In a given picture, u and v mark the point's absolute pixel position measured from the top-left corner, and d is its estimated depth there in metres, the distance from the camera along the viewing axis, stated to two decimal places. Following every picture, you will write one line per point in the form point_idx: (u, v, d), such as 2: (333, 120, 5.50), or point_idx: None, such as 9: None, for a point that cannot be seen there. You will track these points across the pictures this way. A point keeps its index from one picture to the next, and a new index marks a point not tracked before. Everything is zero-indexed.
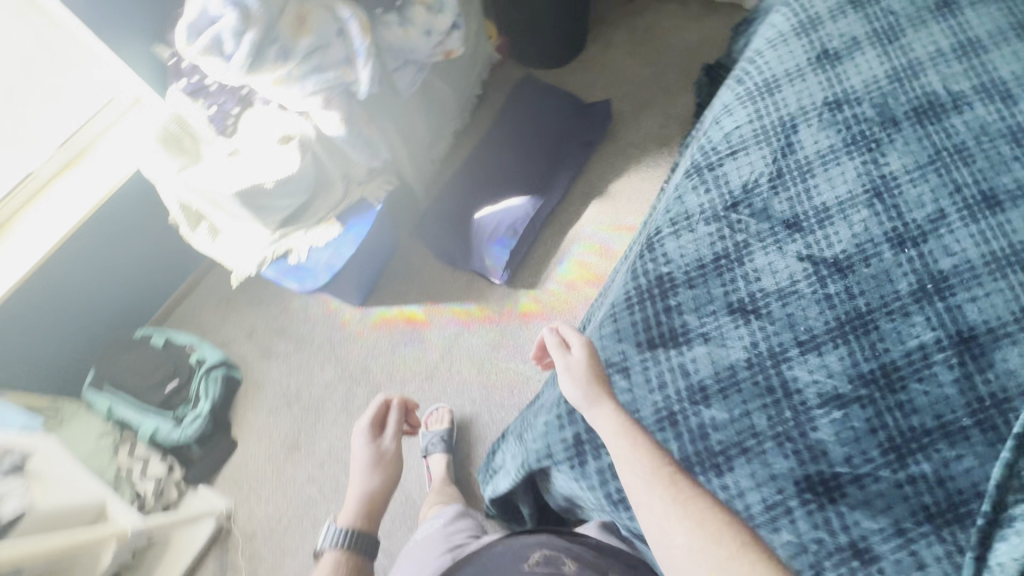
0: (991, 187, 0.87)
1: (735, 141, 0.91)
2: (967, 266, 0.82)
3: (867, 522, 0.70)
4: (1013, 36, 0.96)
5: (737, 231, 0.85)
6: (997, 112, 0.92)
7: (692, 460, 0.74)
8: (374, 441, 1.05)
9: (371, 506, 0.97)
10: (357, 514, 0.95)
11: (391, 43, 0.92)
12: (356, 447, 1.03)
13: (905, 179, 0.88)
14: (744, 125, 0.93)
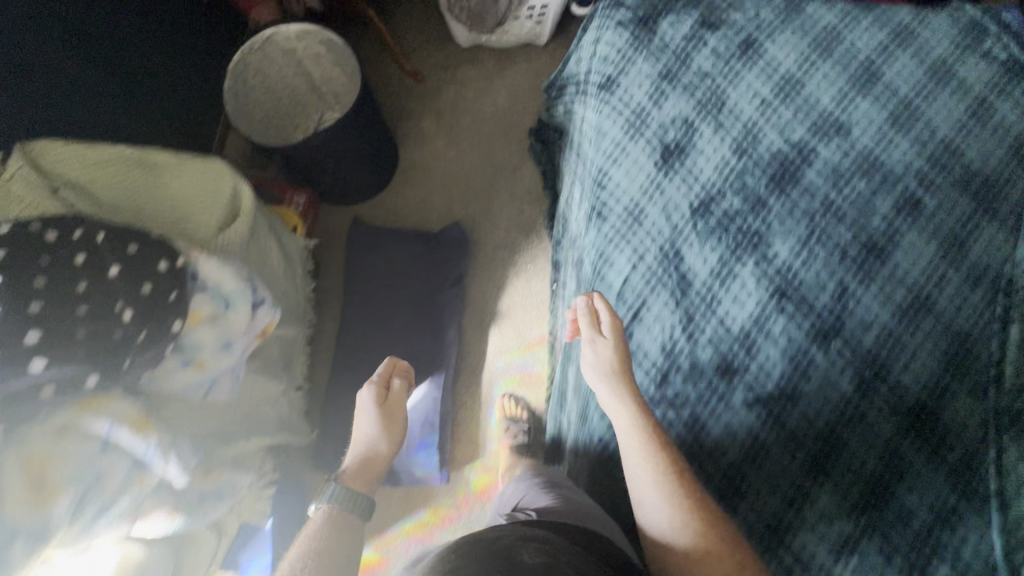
0: (869, 235, 0.86)
1: (631, 298, 0.84)
2: (886, 333, 0.81)
3: None
4: (815, 61, 0.95)
5: (680, 405, 0.78)
6: (838, 149, 0.91)
7: None
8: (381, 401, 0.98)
9: (369, 469, 0.91)
10: (357, 478, 0.89)
11: (176, 385, 0.71)
12: (364, 408, 0.95)
13: (799, 263, 0.83)
14: (631, 273, 0.85)
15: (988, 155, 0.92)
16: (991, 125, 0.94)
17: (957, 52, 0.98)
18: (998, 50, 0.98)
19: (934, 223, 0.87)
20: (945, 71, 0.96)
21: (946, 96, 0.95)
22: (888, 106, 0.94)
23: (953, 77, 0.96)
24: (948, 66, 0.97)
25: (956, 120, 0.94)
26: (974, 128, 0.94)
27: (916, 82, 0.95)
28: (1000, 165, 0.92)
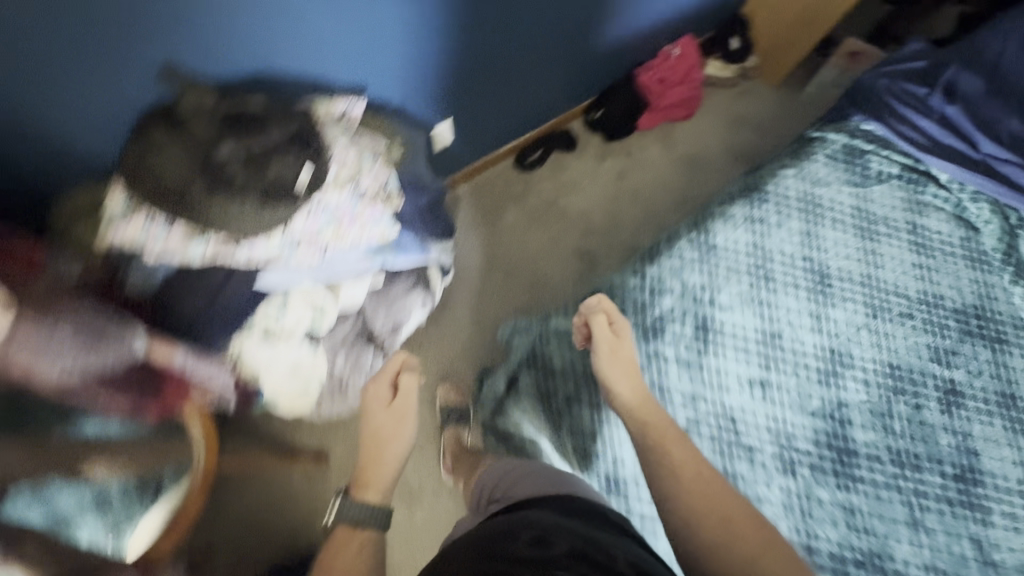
0: (951, 462, 0.77)
1: None
2: None
3: None
4: (770, 300, 0.84)
5: None
6: (858, 383, 0.80)
7: None
8: (387, 402, 0.84)
9: (377, 471, 0.78)
10: (371, 487, 0.77)
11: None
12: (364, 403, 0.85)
13: (928, 553, 0.73)
14: None
15: (960, 283, 0.88)
16: (941, 249, 0.89)
17: (860, 192, 0.92)
18: (888, 165, 0.93)
19: (983, 397, 0.81)
20: (867, 219, 0.90)
21: (887, 246, 0.89)
22: (857, 298, 0.85)
23: (875, 221, 0.90)
24: (865, 213, 0.90)
25: (913, 266, 0.88)
26: (930, 263, 0.88)
27: (857, 252, 0.88)
28: (976, 285, 0.88)
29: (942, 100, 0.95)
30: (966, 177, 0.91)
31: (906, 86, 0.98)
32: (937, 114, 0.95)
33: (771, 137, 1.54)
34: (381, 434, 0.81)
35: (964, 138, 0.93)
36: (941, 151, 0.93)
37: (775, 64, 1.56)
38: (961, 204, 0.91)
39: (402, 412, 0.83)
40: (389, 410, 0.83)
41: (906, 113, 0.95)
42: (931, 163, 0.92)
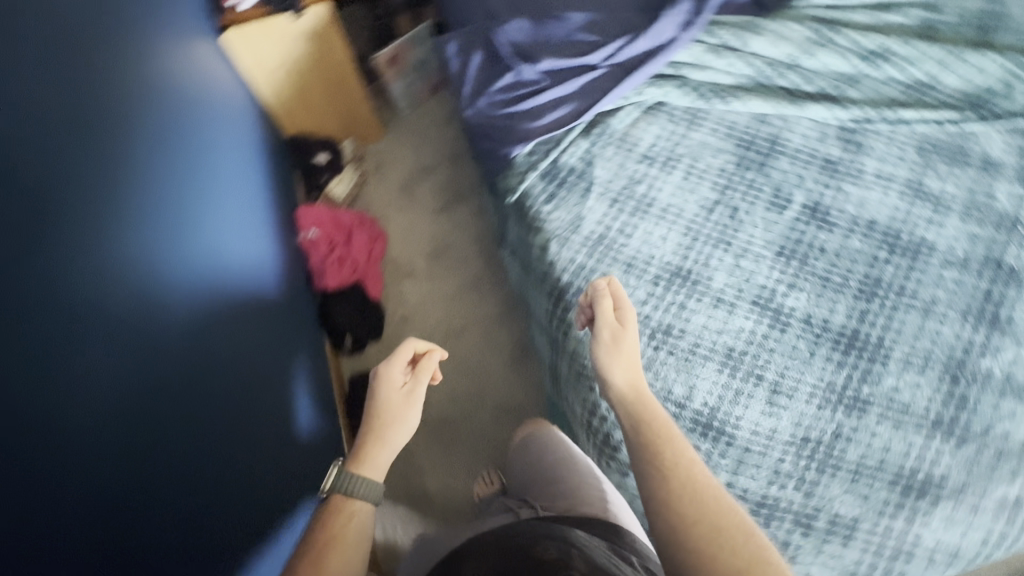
0: (875, 249, 0.82)
1: None
2: (970, 215, 0.84)
3: None
4: (691, 340, 0.79)
5: None
6: (792, 292, 0.80)
7: None
8: (400, 381, 0.71)
9: (377, 450, 0.67)
10: (377, 460, 0.66)
11: None
12: (383, 380, 0.71)
13: (949, 311, 0.79)
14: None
15: (714, 145, 0.89)
16: (676, 143, 0.89)
17: (597, 189, 0.87)
18: (578, 147, 0.88)
19: (825, 186, 0.86)
20: (629, 197, 0.86)
21: (661, 194, 0.86)
22: (709, 250, 0.83)
23: (633, 190, 0.86)
24: (622, 195, 0.86)
25: (687, 179, 0.87)
26: (687, 161, 0.88)
27: (660, 225, 0.85)
28: (718, 131, 0.89)
29: (531, 67, 0.90)
30: (618, 89, 0.88)
31: (500, 88, 0.91)
32: (541, 78, 0.90)
33: (438, 163, 1.43)
34: (385, 407, 0.69)
35: (577, 69, 0.90)
36: (582, 95, 0.89)
37: (364, 125, 1.41)
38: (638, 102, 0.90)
39: (412, 395, 0.70)
40: (388, 396, 0.69)
41: (531, 105, 0.89)
42: (592, 110, 0.88)
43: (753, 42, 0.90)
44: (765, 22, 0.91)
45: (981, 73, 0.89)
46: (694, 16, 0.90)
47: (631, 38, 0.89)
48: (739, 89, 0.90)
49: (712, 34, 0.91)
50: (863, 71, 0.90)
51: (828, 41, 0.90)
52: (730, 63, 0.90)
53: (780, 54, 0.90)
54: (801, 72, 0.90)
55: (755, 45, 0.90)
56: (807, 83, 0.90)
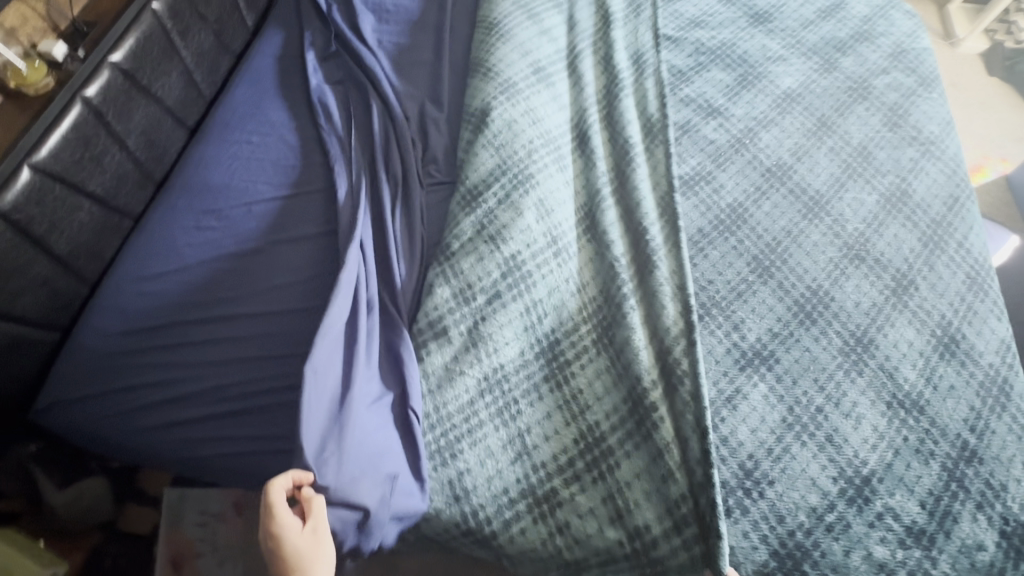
0: (724, 241, 0.88)
1: (952, 219, 0.89)
2: (722, 161, 0.96)
3: (738, 15, 1.15)
4: (763, 453, 0.71)
5: (897, 137, 0.97)
6: (743, 330, 0.80)
7: (832, 10, 1.15)
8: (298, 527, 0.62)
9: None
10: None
11: None
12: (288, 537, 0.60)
13: (800, 224, 0.89)
14: (954, 238, 0.88)
15: (565, 304, 0.83)
16: (546, 337, 0.80)
17: (557, 453, 0.73)
18: (501, 447, 0.73)
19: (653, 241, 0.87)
20: (583, 425, 0.75)
21: (592, 386, 0.77)
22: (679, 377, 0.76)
23: (573, 412, 0.76)
24: (579, 430, 0.75)
25: (590, 356, 0.80)
26: (567, 340, 0.80)
27: (631, 410, 0.75)
28: (557, 291, 0.83)
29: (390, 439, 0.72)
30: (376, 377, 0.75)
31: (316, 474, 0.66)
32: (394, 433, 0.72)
33: None
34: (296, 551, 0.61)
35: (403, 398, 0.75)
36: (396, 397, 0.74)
37: None
38: (488, 356, 0.77)
39: (318, 532, 0.62)
40: (296, 543, 0.61)
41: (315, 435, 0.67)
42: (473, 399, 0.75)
43: (490, 217, 0.85)
44: (472, 197, 0.87)
45: (606, 89, 1.03)
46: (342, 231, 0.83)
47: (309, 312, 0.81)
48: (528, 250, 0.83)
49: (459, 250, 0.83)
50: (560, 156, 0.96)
51: (515, 159, 0.90)
52: (499, 246, 0.82)
53: (508, 195, 0.86)
54: (537, 191, 0.88)
55: (494, 215, 0.85)
56: (546, 194, 0.89)
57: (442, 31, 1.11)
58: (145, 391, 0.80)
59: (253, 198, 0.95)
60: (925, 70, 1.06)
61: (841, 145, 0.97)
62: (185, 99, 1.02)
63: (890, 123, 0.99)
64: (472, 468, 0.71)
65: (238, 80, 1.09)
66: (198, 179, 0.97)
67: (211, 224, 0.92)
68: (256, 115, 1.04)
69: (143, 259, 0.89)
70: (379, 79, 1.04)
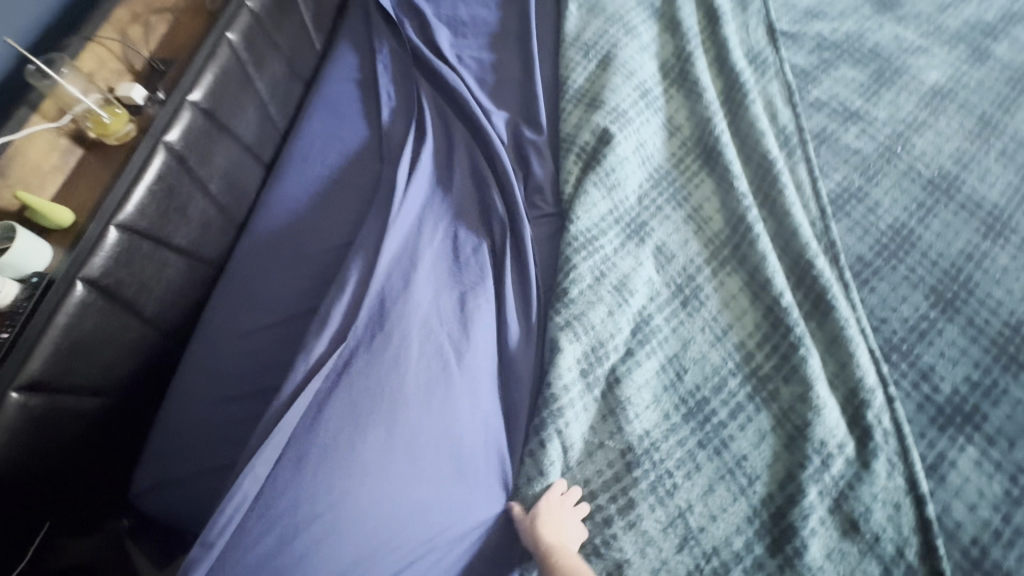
0: (892, 270, 0.75)
1: None
2: (873, 174, 0.83)
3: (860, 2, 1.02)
4: (991, 536, 0.59)
5: None
6: (934, 380, 0.68)
7: None
8: None
9: None
10: None
11: None
12: None
13: (979, 245, 0.76)
14: None
15: (707, 355, 0.72)
16: (692, 396, 0.70)
17: (734, 534, 0.62)
18: (662, 532, 0.63)
19: (808, 273, 0.74)
20: (755, 501, 0.64)
21: (760, 452, 0.66)
22: (874, 444, 0.63)
23: (741, 485, 0.64)
24: (755, 506, 0.63)
25: (750, 415, 0.68)
26: (718, 397, 0.70)
27: (820, 486, 0.62)
28: (694, 344, 0.73)
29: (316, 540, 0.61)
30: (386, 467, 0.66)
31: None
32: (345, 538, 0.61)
33: None
34: None
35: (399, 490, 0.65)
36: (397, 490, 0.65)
37: None
38: (628, 428, 0.68)
39: None
40: None
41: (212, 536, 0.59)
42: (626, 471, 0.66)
43: (615, 267, 0.76)
44: (593, 236, 0.77)
45: (721, 96, 0.91)
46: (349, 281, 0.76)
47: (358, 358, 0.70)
48: (659, 310, 0.76)
49: (581, 297, 0.72)
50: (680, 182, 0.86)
51: (628, 206, 0.82)
52: (627, 300, 0.73)
53: (627, 246, 0.78)
54: (656, 240, 0.80)
55: (620, 266, 0.76)
56: (666, 239, 0.80)
57: (528, 42, 1.01)
58: None
59: (343, 243, 0.87)
60: None
61: (1013, 147, 0.83)
62: (261, 134, 0.94)
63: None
64: (632, 558, 0.62)
65: (312, 107, 1.01)
66: (280, 222, 0.89)
67: (297, 271, 0.85)
68: (336, 147, 0.96)
69: (228, 315, 0.81)
70: (467, 102, 0.95)
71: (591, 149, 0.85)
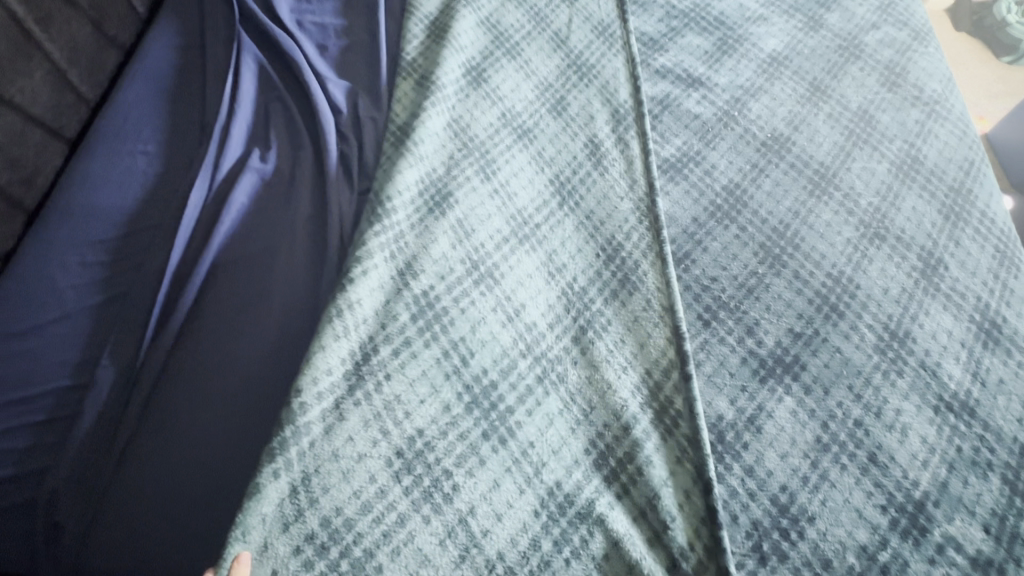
0: (728, 231, 0.76)
1: (967, 187, 0.80)
2: (712, 138, 0.83)
3: None
4: (800, 482, 0.60)
5: (896, 99, 0.87)
6: (759, 333, 0.69)
7: None
8: None
9: None
10: None
11: None
12: None
13: (809, 203, 0.78)
14: (974, 208, 0.78)
15: (518, 319, 0.68)
16: (474, 387, 0.64)
17: (534, 510, 0.59)
18: (439, 548, 0.56)
19: (620, 248, 0.74)
20: (542, 491, 0.60)
21: (545, 438, 0.63)
22: (665, 421, 0.64)
23: (528, 476, 0.60)
24: (541, 496, 0.60)
25: (539, 400, 0.65)
26: (506, 382, 0.65)
27: (606, 470, 0.62)
28: (481, 329, 0.67)
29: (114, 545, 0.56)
30: (191, 461, 0.61)
31: None
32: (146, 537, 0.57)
33: None
34: None
35: (206, 482, 0.60)
36: (202, 481, 0.60)
37: None
38: (408, 422, 0.60)
39: None
40: None
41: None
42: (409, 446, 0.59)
43: (407, 248, 0.69)
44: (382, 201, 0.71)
45: (568, 66, 0.90)
46: (163, 271, 0.70)
47: (167, 376, 0.65)
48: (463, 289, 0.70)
49: (366, 292, 0.64)
50: (511, 145, 0.81)
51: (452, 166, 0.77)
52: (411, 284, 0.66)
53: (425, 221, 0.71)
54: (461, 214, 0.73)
55: (395, 236, 0.69)
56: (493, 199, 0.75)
57: (376, 6, 0.95)
58: (9, 488, 0.59)
59: (151, 223, 0.77)
60: (916, 23, 0.96)
61: (840, 111, 0.86)
62: (57, 104, 0.82)
63: (889, 83, 0.89)
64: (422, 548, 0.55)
65: (127, 77, 0.90)
66: (80, 202, 0.78)
67: (94, 257, 0.74)
68: (152, 119, 0.86)
69: (7, 309, 0.70)
70: (301, 66, 0.87)
71: (399, 123, 0.79)
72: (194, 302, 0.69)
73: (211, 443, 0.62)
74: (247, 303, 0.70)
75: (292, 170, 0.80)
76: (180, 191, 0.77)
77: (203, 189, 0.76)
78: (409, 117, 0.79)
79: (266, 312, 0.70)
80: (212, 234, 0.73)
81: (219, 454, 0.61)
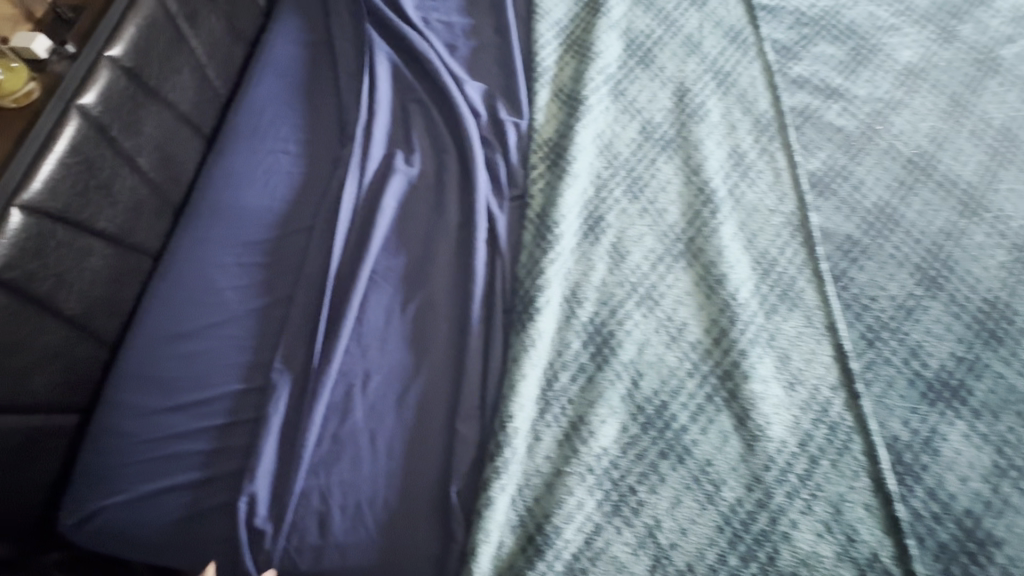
0: (881, 249, 0.75)
1: None
2: (856, 152, 0.82)
3: None
4: (981, 506, 0.60)
5: None
6: (924, 356, 0.68)
7: None
8: None
9: None
10: None
11: None
12: None
13: (959, 224, 0.77)
14: None
15: (682, 338, 0.68)
16: (649, 403, 0.64)
17: (718, 526, 0.58)
18: (633, 555, 0.57)
19: (775, 263, 0.73)
20: (724, 508, 0.59)
21: (724, 455, 0.62)
22: (839, 440, 0.63)
23: (708, 494, 0.60)
24: (724, 514, 0.59)
25: (712, 416, 0.64)
26: (677, 402, 0.65)
27: (787, 486, 0.60)
28: (650, 346, 0.68)
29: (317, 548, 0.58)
30: (378, 467, 0.61)
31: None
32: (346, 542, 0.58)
33: None
34: None
35: (395, 489, 0.60)
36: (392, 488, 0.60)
37: None
38: (593, 440, 0.61)
39: None
40: None
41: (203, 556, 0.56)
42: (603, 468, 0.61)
43: (571, 271, 0.70)
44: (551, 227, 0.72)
45: (704, 72, 0.88)
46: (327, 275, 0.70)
47: (342, 382, 0.65)
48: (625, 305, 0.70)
49: (543, 315, 0.66)
50: (659, 159, 0.80)
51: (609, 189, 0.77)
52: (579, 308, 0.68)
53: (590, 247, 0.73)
54: (619, 236, 0.74)
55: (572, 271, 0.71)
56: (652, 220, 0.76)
57: (503, 6, 0.94)
58: (203, 489, 0.60)
59: (302, 224, 0.76)
60: None
61: (983, 127, 0.85)
62: (200, 101, 0.81)
63: None
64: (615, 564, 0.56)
65: (256, 73, 0.88)
66: (230, 202, 0.78)
67: (251, 259, 0.74)
68: (289, 118, 0.85)
69: (173, 310, 0.70)
70: (436, 67, 0.86)
71: (554, 140, 0.79)
72: (360, 307, 0.69)
73: (394, 450, 0.62)
74: (410, 309, 0.70)
75: (438, 174, 0.80)
76: (330, 193, 0.76)
77: (355, 192, 0.76)
78: (563, 135, 0.79)
79: (431, 319, 0.70)
80: (370, 239, 0.73)
81: (404, 462, 0.61)
